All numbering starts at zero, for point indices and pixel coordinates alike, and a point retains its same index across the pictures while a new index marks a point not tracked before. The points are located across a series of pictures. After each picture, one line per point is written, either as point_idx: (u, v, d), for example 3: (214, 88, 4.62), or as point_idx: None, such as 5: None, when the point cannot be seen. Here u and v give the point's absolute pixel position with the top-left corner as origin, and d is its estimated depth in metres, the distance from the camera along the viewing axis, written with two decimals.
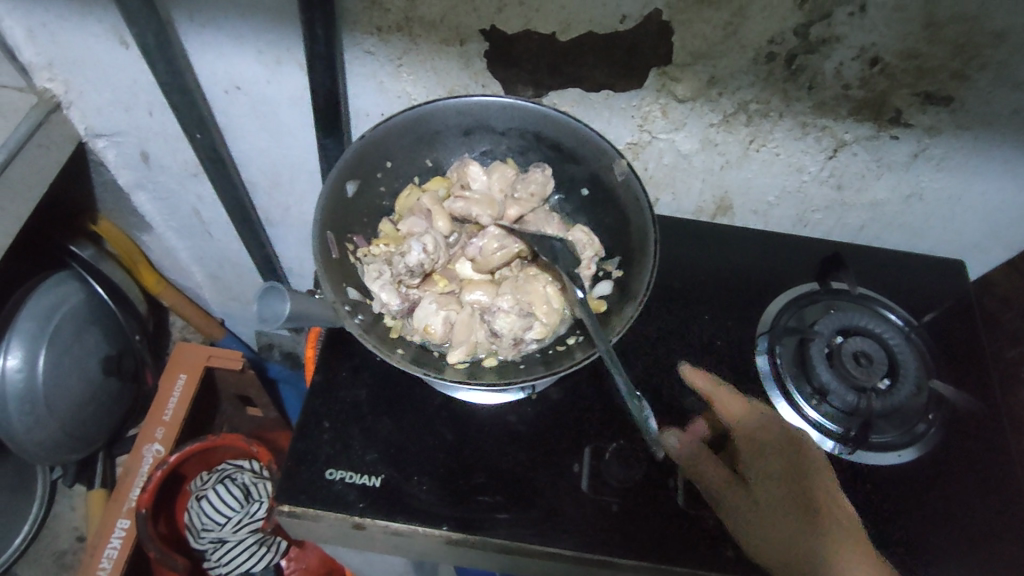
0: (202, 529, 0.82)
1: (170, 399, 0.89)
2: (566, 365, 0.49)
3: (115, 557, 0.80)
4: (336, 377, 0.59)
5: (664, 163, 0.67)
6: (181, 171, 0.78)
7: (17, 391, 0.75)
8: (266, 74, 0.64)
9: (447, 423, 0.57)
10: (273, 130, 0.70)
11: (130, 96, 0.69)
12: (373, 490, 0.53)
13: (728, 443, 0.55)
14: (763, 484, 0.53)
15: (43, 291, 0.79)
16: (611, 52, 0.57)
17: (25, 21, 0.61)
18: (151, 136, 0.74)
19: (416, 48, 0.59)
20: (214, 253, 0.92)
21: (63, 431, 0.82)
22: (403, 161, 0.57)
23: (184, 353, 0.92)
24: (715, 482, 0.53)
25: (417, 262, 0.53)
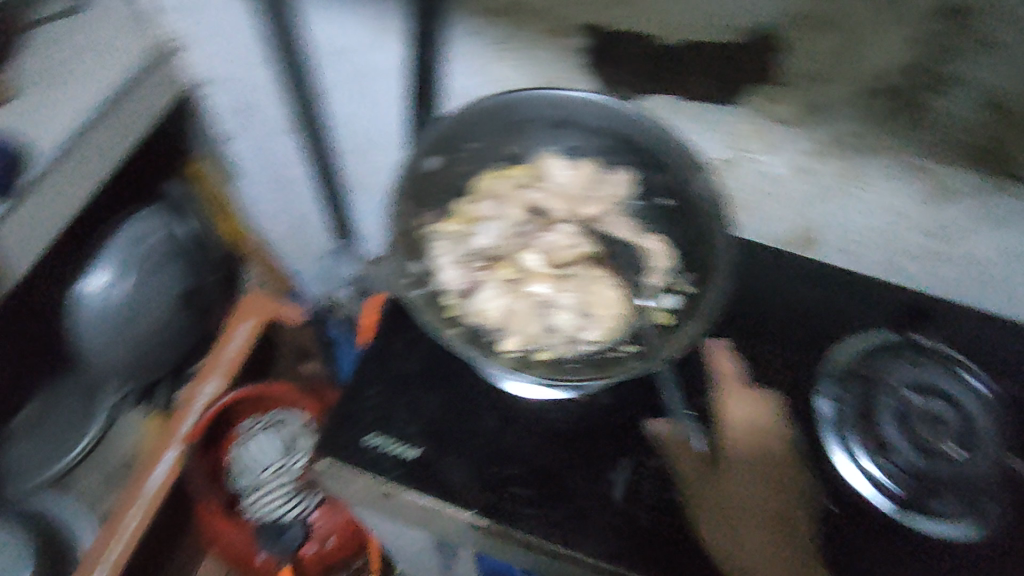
0: (243, 471, 0.89)
1: (233, 342, 0.93)
2: (619, 374, 0.47)
3: (161, 480, 0.85)
4: (392, 346, 0.59)
5: (753, 185, 0.65)
6: (274, 126, 0.81)
7: (98, 309, 0.81)
8: (369, 42, 0.65)
9: (491, 408, 0.57)
10: (367, 97, 0.72)
11: (240, 47, 0.72)
12: (408, 462, 0.54)
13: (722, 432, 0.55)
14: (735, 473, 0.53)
15: (133, 223, 0.83)
16: (713, 63, 0.55)
17: None
18: (252, 90, 0.77)
19: (519, 34, 0.59)
20: (294, 208, 0.95)
21: (131, 356, 0.87)
22: (489, 144, 0.56)
23: (255, 300, 0.96)
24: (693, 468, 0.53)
25: (481, 245, 0.56)
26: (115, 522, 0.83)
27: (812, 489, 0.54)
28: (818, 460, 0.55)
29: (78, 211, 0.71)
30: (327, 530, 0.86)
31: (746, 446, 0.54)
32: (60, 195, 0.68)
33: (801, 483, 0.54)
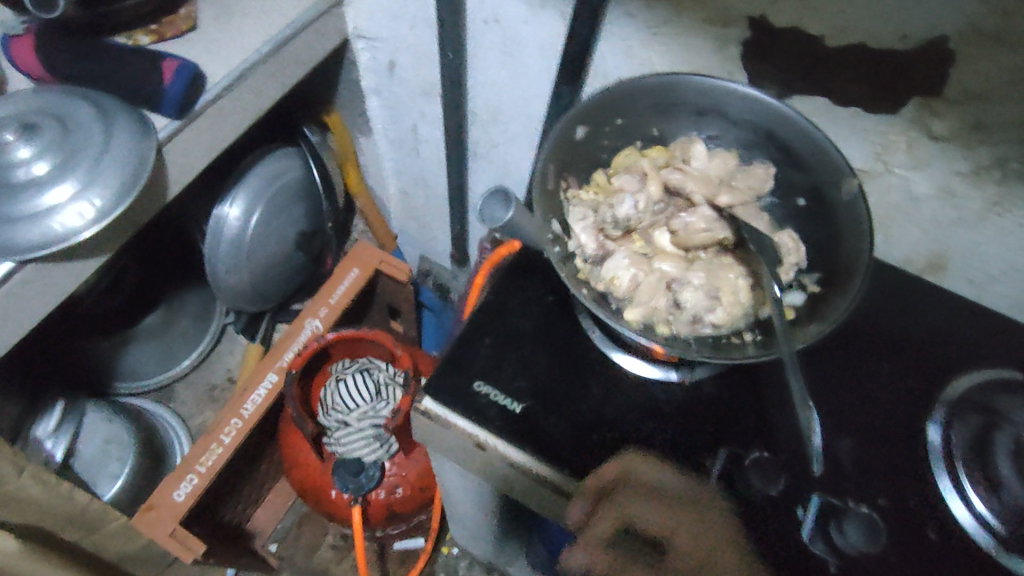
0: (333, 408, 0.91)
1: (339, 286, 0.97)
2: (739, 356, 0.48)
3: (258, 404, 0.90)
4: (507, 302, 0.61)
5: (887, 201, 0.64)
6: (416, 89, 0.85)
7: (230, 233, 0.86)
8: (527, 15, 0.67)
9: (597, 377, 0.57)
10: (512, 70, 0.74)
11: (402, 8, 0.75)
12: (514, 415, 0.55)
13: (840, 449, 0.54)
14: (851, 492, 0.52)
15: (270, 158, 0.87)
16: (876, 70, 0.55)
17: None
18: (404, 48, 0.80)
19: (678, 21, 0.60)
20: (414, 171, 0.99)
21: (250, 283, 0.93)
22: (633, 121, 0.59)
23: (362, 251, 0.99)
24: (814, 483, 0.52)
25: (625, 215, 0.54)
26: (208, 438, 0.87)
27: (915, 514, 0.51)
28: (923, 487, 0.52)
29: (233, 141, 0.77)
30: (396, 480, 0.90)
31: (853, 465, 0.53)
32: (221, 123, 0.73)
33: (906, 508, 0.51)
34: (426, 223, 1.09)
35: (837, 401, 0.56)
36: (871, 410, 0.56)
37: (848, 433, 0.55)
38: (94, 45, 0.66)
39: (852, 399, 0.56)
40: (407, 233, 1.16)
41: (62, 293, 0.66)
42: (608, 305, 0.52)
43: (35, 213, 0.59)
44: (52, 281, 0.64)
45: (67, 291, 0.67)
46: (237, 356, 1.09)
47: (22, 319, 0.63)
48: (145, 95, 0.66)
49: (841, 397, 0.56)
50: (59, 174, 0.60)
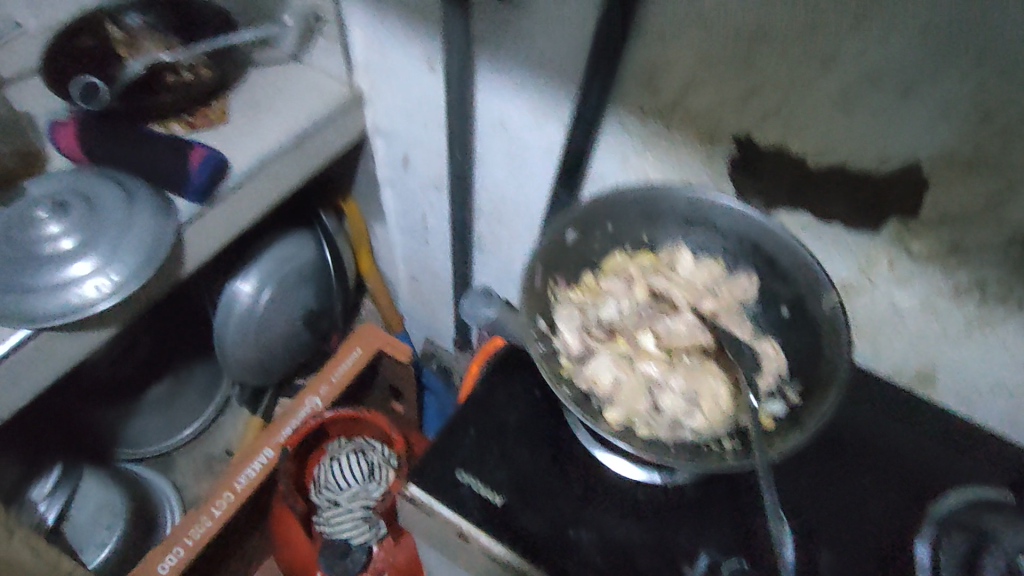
0: (325, 487, 0.92)
1: (341, 366, 0.99)
2: (716, 466, 0.48)
3: (252, 476, 0.91)
4: (494, 395, 0.62)
5: (872, 313, 0.66)
6: (428, 184, 0.89)
7: (242, 309, 0.90)
8: (531, 122, 0.72)
9: (578, 475, 0.58)
10: (517, 171, 0.78)
11: (418, 108, 0.80)
12: (493, 508, 0.56)
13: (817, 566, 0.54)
14: None
15: (285, 241, 0.92)
16: (856, 189, 0.58)
17: (366, 32, 0.76)
18: (418, 145, 0.85)
19: (669, 135, 0.64)
20: (423, 257, 1.03)
21: (256, 358, 0.95)
22: (625, 227, 0.61)
23: (366, 333, 1.02)
24: None
25: (609, 317, 0.59)
26: (200, 509, 0.88)
27: None
28: None
29: (251, 223, 0.81)
30: (383, 567, 0.86)
31: None
32: (240, 207, 0.77)
33: None
34: (431, 308, 1.12)
35: (817, 511, 0.56)
36: (850, 523, 0.56)
37: (826, 544, 0.55)
38: (133, 132, 0.72)
39: (833, 513, 0.56)
40: (412, 316, 1.19)
41: (72, 357, 0.68)
42: (589, 406, 0.53)
43: (59, 283, 0.63)
44: (62, 348, 0.66)
45: (77, 356, 0.69)
46: (237, 428, 1.10)
47: (31, 381, 0.65)
48: (174, 181, 0.71)
49: (819, 507, 0.57)
50: (85, 248, 0.65)
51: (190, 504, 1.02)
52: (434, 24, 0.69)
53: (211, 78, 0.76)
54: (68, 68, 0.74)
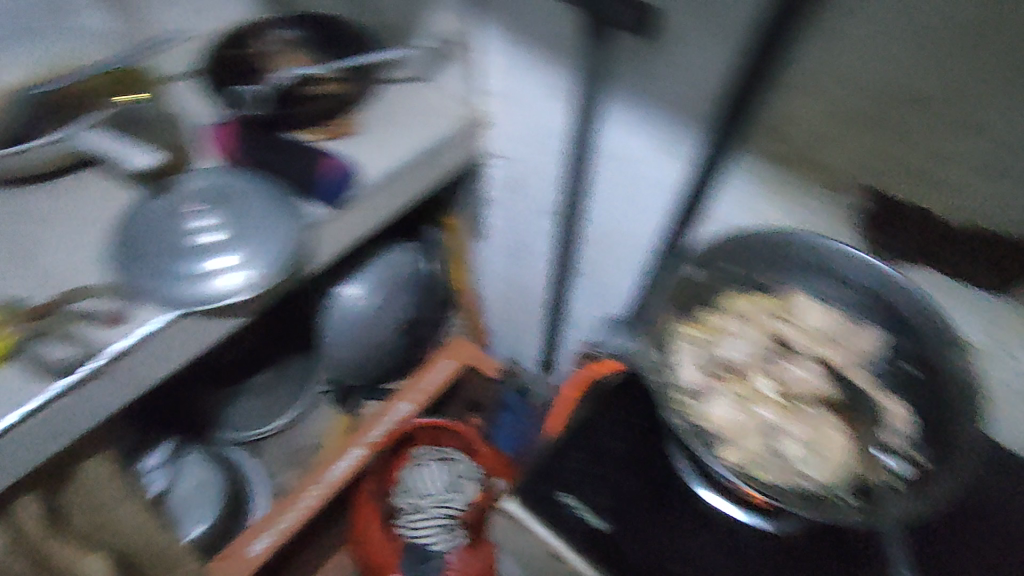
0: (407, 490, 0.95)
1: (434, 376, 1.01)
2: (838, 519, 0.47)
3: (342, 472, 0.92)
4: (599, 422, 0.65)
5: (1005, 379, 0.64)
6: (539, 208, 0.93)
7: (350, 312, 0.94)
8: (653, 158, 0.73)
9: (681, 509, 0.58)
10: (632, 203, 0.80)
11: (542, 137, 0.85)
12: (597, 532, 0.57)
13: None
14: None
15: (393, 250, 0.97)
16: (994, 251, 0.56)
17: (506, 61, 0.82)
18: (535, 171, 0.89)
19: (797, 182, 0.65)
20: (521, 278, 1.07)
21: (355, 360, 0.99)
22: (749, 269, 0.62)
23: (460, 347, 1.05)
24: None
25: (729, 359, 0.59)
26: (291, 499, 0.90)
27: None
28: None
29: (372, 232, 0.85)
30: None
31: None
32: (368, 214, 0.81)
33: None
34: (525, 326, 1.14)
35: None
36: None
37: None
38: (273, 139, 0.77)
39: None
40: (501, 335, 1.22)
41: (203, 342, 0.72)
42: (705, 442, 0.54)
43: (205, 270, 0.67)
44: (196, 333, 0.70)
45: (208, 340, 0.72)
46: None
47: (163, 361, 0.69)
48: (309, 186, 0.75)
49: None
50: (231, 240, 0.69)
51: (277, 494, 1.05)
52: (575, 61, 0.73)
53: (340, 92, 0.80)
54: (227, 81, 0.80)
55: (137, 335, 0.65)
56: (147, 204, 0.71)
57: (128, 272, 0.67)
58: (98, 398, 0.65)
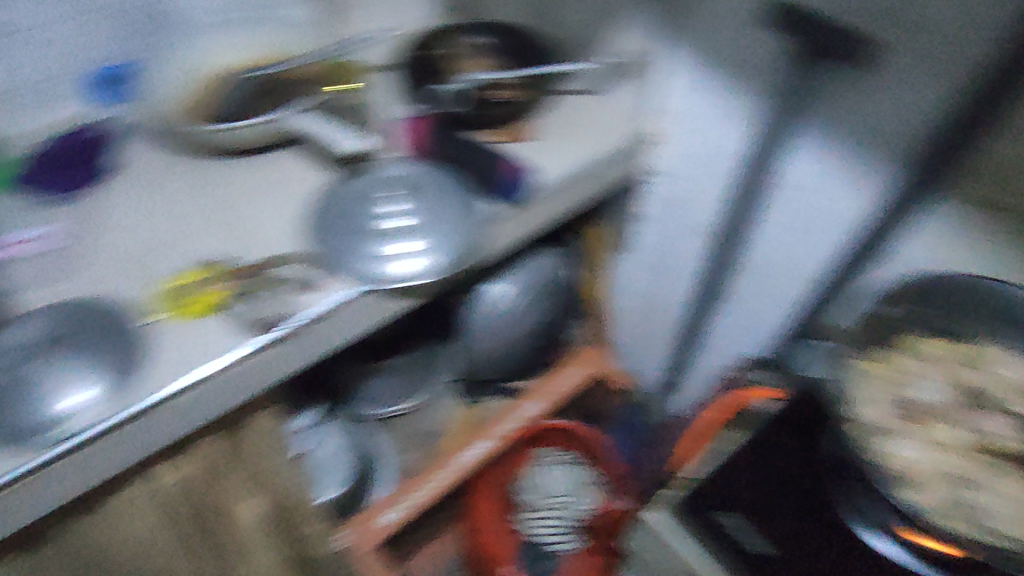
0: (534, 485, 1.03)
1: (563, 384, 1.03)
2: None
3: (472, 459, 0.96)
4: (770, 444, 0.70)
5: None
6: (697, 228, 0.97)
7: (492, 308, 0.98)
8: (838, 191, 0.77)
9: (840, 552, 0.61)
10: (804, 232, 0.84)
11: (716, 161, 0.89)
12: (759, 549, 0.67)
13: None
14: None
15: (537, 255, 1.00)
16: None
17: (695, 85, 0.86)
18: (701, 192, 0.93)
19: (997, 227, 0.67)
20: (661, 295, 1.09)
21: (490, 356, 1.02)
22: (944, 307, 0.68)
23: (589, 358, 1.06)
24: None
25: (922, 399, 0.65)
26: (424, 477, 0.96)
27: None
28: None
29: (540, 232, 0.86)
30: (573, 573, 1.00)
31: None
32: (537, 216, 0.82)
33: None
34: (655, 343, 1.15)
35: None
36: None
37: None
38: (455, 136, 0.82)
39: None
40: (629, 349, 1.22)
41: (375, 320, 0.75)
42: None
43: (395, 254, 0.73)
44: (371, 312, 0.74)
45: (382, 320, 0.76)
46: None
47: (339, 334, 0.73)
48: (488, 186, 0.78)
49: None
50: (421, 230, 0.74)
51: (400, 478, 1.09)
52: (774, 95, 0.78)
53: (519, 100, 0.84)
54: (421, 81, 0.88)
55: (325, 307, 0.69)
56: (343, 186, 0.78)
57: (322, 246, 0.73)
58: (284, 358, 0.69)
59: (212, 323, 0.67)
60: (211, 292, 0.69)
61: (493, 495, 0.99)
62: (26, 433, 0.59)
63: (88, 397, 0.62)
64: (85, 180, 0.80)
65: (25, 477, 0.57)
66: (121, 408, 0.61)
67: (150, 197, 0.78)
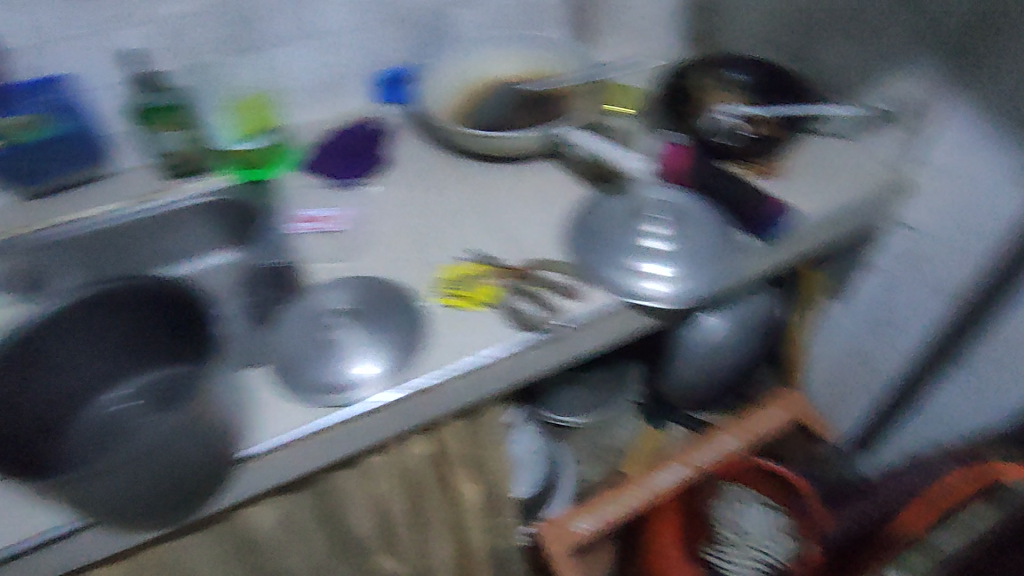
0: (725, 522, 0.98)
1: (764, 422, 1.02)
2: None
3: (667, 484, 0.97)
4: None
5: None
6: (937, 287, 0.88)
7: (700, 338, 0.97)
8: None
9: None
10: None
11: (977, 215, 0.79)
12: None
13: None
14: None
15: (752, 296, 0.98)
16: None
17: (965, 132, 0.77)
18: (948, 249, 0.84)
19: None
20: (872, 351, 1.03)
21: (690, 384, 1.03)
22: None
23: (795, 401, 1.04)
24: None
25: None
26: (616, 492, 0.97)
27: None
28: None
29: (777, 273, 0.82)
30: None
31: None
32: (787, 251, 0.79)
33: None
34: (853, 397, 1.10)
35: None
36: None
37: None
38: (710, 167, 0.82)
39: None
40: (827, 402, 1.16)
41: (621, 333, 0.78)
42: None
43: (657, 274, 0.75)
44: (624, 324, 0.77)
45: (624, 336, 0.79)
46: None
47: (595, 341, 0.76)
48: (747, 220, 0.80)
49: None
50: (682, 255, 0.76)
51: (578, 493, 1.11)
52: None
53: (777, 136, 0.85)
54: (677, 108, 0.90)
55: (591, 315, 0.72)
56: (608, 202, 0.82)
57: (588, 256, 0.77)
58: (544, 356, 0.73)
59: (487, 313, 0.72)
60: (487, 287, 0.73)
61: (672, 517, 1.00)
62: (325, 388, 0.65)
63: (376, 369, 0.67)
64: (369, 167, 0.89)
65: (315, 432, 0.64)
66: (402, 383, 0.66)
67: (424, 193, 0.86)
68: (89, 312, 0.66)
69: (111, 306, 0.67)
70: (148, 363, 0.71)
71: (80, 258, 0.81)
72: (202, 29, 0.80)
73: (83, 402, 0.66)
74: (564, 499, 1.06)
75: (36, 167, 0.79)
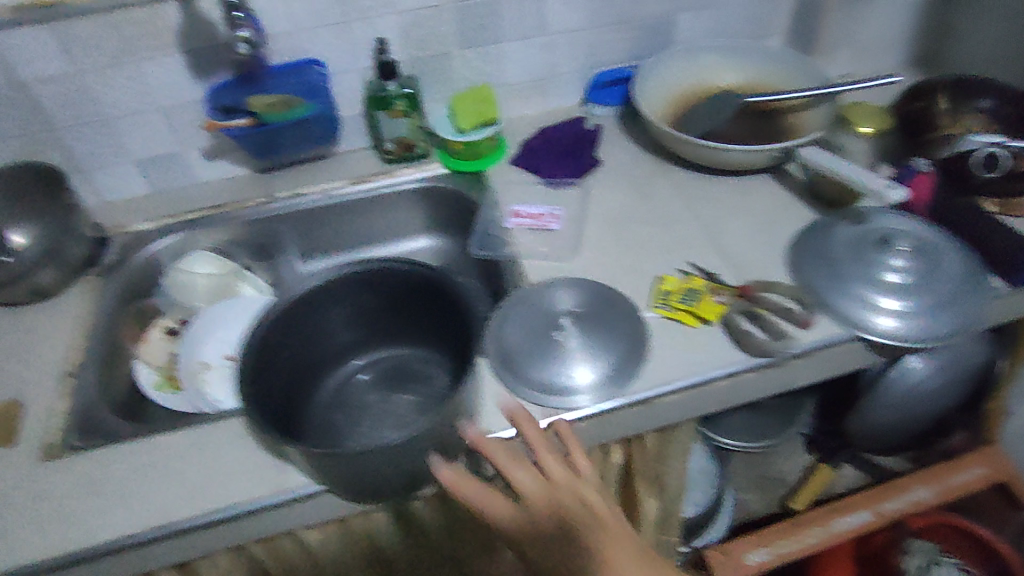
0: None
1: (962, 473, 0.94)
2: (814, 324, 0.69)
3: (847, 528, 0.91)
4: None
5: None
6: None
7: (906, 380, 0.90)
8: None
9: None
10: None
11: None
12: None
13: None
14: None
15: (973, 346, 0.89)
16: None
17: None
18: None
19: None
20: None
21: (878, 427, 0.96)
22: None
23: (997, 455, 0.95)
24: None
25: None
26: (792, 527, 0.92)
27: None
28: None
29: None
30: None
31: None
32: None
33: None
34: None
35: None
36: None
37: None
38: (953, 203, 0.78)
39: None
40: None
41: (844, 369, 0.73)
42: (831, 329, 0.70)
43: (896, 310, 0.69)
44: (849, 360, 0.71)
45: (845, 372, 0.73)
46: (795, 465, 1.14)
47: (816, 373, 0.71)
48: (1003, 265, 0.73)
49: None
50: (923, 292, 0.70)
51: (739, 520, 1.08)
52: None
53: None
54: (916, 136, 0.83)
55: (821, 344, 0.68)
56: (838, 228, 0.76)
57: (815, 283, 0.72)
58: (764, 383, 0.69)
59: (711, 333, 0.69)
60: (711, 303, 0.71)
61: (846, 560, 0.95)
62: (544, 388, 0.64)
63: (591, 376, 0.65)
64: (591, 160, 0.89)
65: None
66: (618, 395, 0.64)
67: (638, 199, 0.84)
68: (367, 293, 0.68)
69: (386, 289, 0.68)
70: (390, 344, 0.75)
71: (305, 228, 0.88)
72: (445, 23, 0.83)
73: (332, 364, 0.72)
74: (723, 527, 1.02)
75: (283, 142, 0.84)
